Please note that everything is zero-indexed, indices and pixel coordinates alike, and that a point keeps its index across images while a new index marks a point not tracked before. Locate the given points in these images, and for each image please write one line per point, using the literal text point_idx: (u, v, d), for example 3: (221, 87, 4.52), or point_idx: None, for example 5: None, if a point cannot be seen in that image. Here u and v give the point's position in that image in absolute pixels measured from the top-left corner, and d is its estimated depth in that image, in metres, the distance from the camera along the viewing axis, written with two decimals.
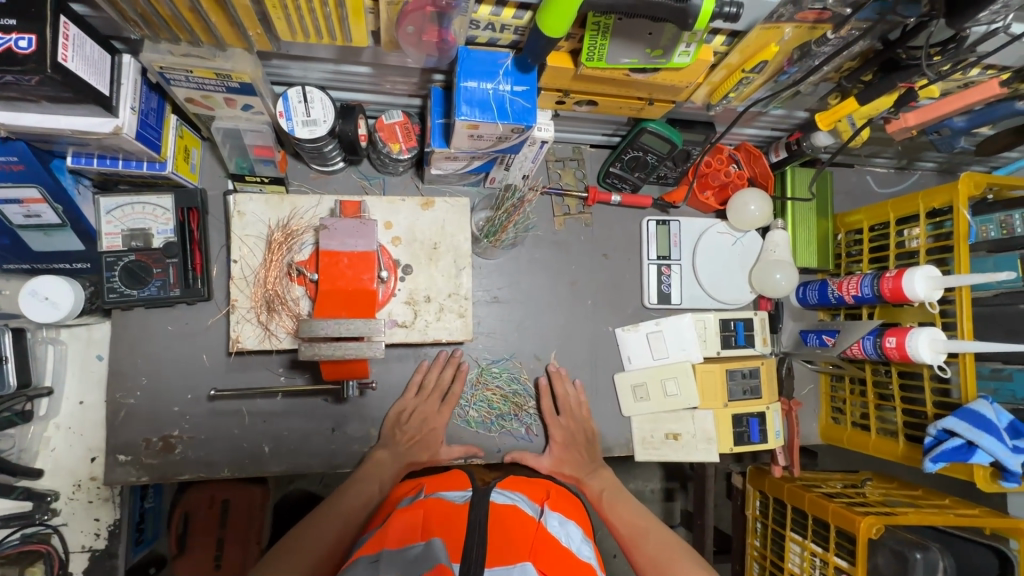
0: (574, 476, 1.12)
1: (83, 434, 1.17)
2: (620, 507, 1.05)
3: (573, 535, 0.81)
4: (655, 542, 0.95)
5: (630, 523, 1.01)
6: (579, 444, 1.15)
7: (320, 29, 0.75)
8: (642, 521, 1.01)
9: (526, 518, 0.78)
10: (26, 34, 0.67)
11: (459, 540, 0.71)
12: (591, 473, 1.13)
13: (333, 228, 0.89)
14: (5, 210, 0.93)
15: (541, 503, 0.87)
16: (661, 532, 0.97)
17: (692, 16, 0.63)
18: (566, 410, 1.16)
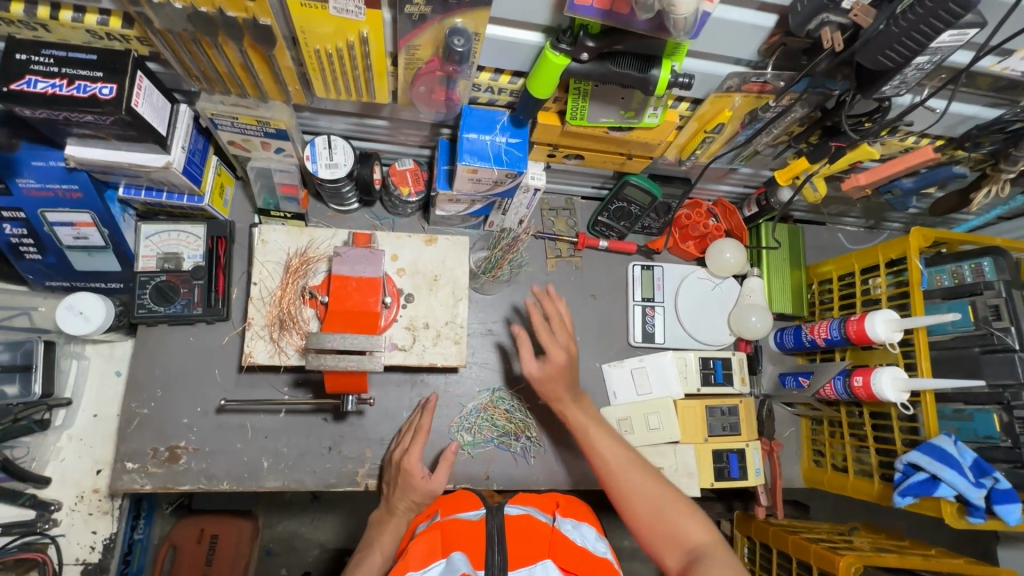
0: (556, 398, 1.04)
1: (92, 446, 1.23)
2: (601, 437, 1.01)
3: (587, 536, 0.91)
4: (645, 480, 0.96)
5: (619, 454, 0.99)
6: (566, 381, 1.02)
7: (348, 87, 0.89)
8: (628, 463, 0.98)
9: (539, 525, 0.90)
10: (109, 84, 0.81)
11: (480, 550, 0.84)
12: (575, 400, 1.04)
13: (345, 255, 1.01)
14: (58, 232, 1.06)
15: (553, 512, 0.97)
16: (646, 471, 0.97)
17: (652, 84, 0.77)
18: (556, 330, 1.03)
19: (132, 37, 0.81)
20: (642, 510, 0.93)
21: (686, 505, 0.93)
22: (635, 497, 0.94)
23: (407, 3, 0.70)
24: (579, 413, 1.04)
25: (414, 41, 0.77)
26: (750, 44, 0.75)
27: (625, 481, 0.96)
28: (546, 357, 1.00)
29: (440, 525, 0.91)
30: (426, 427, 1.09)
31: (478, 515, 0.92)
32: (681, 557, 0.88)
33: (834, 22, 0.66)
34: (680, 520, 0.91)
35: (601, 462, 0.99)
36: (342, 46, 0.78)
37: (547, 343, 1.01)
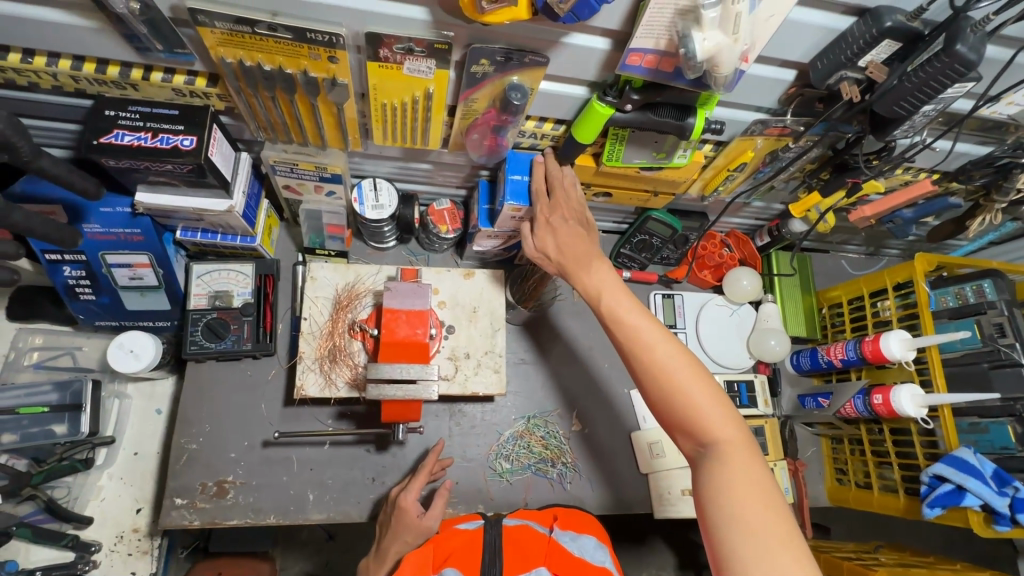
0: (567, 271, 0.95)
1: (132, 485, 1.24)
2: (627, 312, 0.88)
3: (586, 546, 0.92)
4: (671, 362, 0.82)
5: (640, 347, 0.84)
6: (575, 235, 0.95)
7: (405, 134, 0.97)
8: (656, 339, 0.84)
9: (535, 536, 0.94)
10: (189, 136, 0.88)
11: (475, 560, 0.88)
12: (585, 268, 0.93)
13: (395, 290, 1.05)
14: (116, 273, 1.11)
15: (552, 524, 1.01)
16: (680, 362, 0.82)
17: (688, 130, 0.86)
18: (558, 206, 0.96)
19: (214, 94, 0.89)
20: (661, 394, 0.82)
21: (715, 390, 0.81)
22: (656, 390, 0.82)
23: (474, 63, 0.79)
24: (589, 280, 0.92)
25: (473, 95, 0.86)
26: (772, 93, 0.85)
27: (649, 382, 0.83)
28: (550, 236, 0.96)
29: (438, 538, 0.96)
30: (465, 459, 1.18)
31: (477, 525, 0.98)
32: (695, 448, 0.81)
33: (852, 77, 0.75)
34: (707, 410, 0.79)
35: (627, 340, 0.86)
36: (407, 100, 0.86)
37: (545, 223, 0.97)
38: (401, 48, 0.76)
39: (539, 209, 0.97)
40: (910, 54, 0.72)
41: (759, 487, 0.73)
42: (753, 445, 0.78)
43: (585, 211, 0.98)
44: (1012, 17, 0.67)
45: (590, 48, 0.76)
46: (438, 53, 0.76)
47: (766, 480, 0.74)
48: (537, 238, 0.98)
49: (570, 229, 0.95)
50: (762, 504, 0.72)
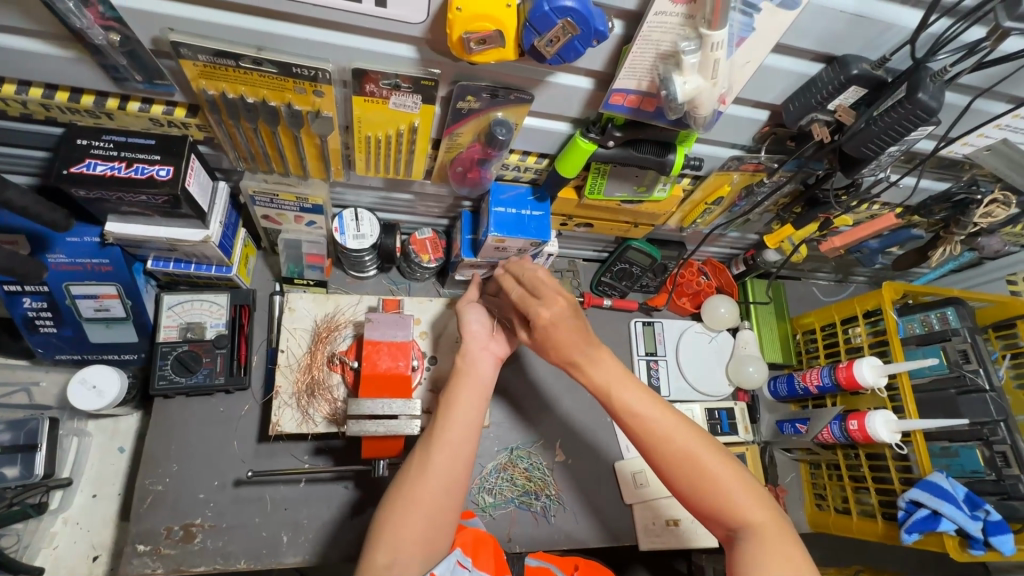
0: (570, 363, 0.90)
1: (90, 530, 1.16)
2: (639, 401, 0.85)
3: None
4: (692, 447, 0.82)
5: (658, 436, 0.83)
6: (571, 326, 0.88)
7: (389, 166, 0.96)
8: (673, 427, 0.83)
9: None
10: (166, 166, 0.86)
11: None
12: (588, 359, 0.88)
13: (376, 321, 1.04)
14: (80, 304, 1.06)
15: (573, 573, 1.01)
16: (701, 447, 0.82)
17: (668, 166, 0.88)
18: (554, 302, 0.89)
19: (193, 125, 0.87)
20: (689, 482, 0.81)
21: (738, 468, 0.82)
22: (684, 477, 0.81)
23: (459, 100, 0.80)
24: (598, 373, 0.88)
25: (458, 130, 0.86)
26: (747, 132, 0.89)
27: (676, 471, 0.81)
28: (547, 331, 0.89)
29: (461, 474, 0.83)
30: (482, 371, 0.94)
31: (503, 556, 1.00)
32: (728, 531, 0.80)
33: (822, 119, 0.80)
34: (734, 493, 0.79)
35: (644, 430, 0.84)
36: (392, 133, 0.86)
37: (545, 321, 0.89)
38: (388, 83, 0.76)
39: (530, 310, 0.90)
40: (877, 99, 0.77)
41: (800, 564, 0.74)
42: (782, 522, 0.78)
43: (578, 299, 0.90)
44: (968, 68, 0.72)
45: (574, 87, 0.78)
46: (425, 88, 0.76)
47: (803, 561, 0.74)
48: (538, 335, 0.90)
49: (570, 323, 0.88)
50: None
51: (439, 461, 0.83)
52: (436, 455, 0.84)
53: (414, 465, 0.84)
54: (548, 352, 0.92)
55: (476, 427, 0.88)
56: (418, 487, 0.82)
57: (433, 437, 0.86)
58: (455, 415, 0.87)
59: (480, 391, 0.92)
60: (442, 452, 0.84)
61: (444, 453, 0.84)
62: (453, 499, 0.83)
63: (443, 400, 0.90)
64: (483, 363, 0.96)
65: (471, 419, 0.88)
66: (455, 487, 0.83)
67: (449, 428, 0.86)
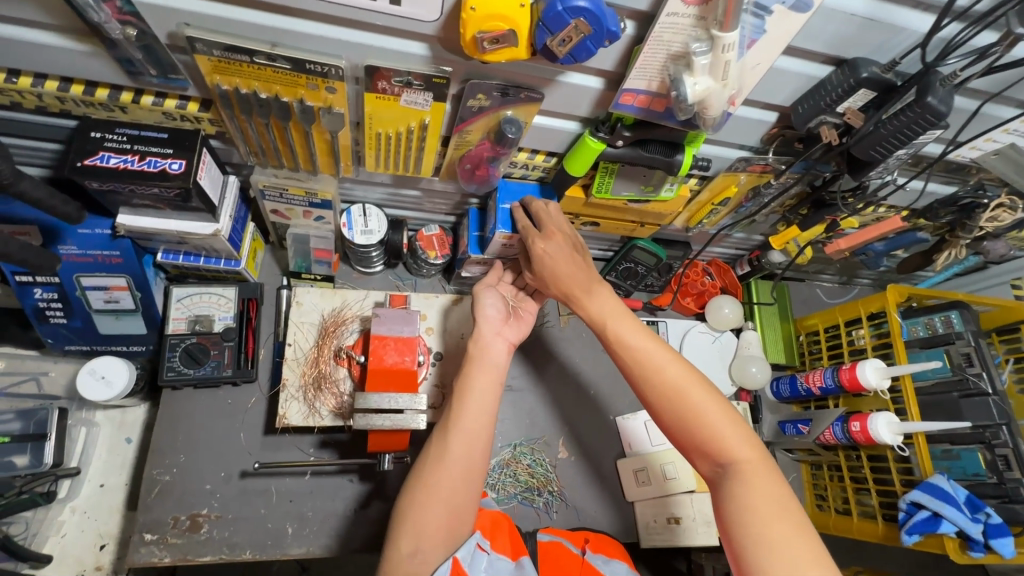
0: (568, 293, 0.95)
1: (97, 519, 1.17)
2: (635, 335, 0.89)
3: (618, 571, 0.94)
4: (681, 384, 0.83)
5: (647, 369, 0.86)
6: (570, 258, 0.94)
7: (398, 163, 0.97)
8: (666, 361, 0.86)
9: (569, 556, 0.96)
10: (179, 160, 0.87)
11: None
12: (587, 291, 0.93)
13: (382, 316, 1.05)
14: (91, 295, 1.07)
15: (583, 546, 1.02)
16: (691, 385, 0.83)
17: (676, 167, 0.89)
18: (551, 236, 0.94)
19: (206, 119, 0.88)
20: (676, 416, 0.83)
21: (728, 410, 0.82)
22: (670, 412, 0.83)
23: (470, 97, 0.80)
24: (594, 303, 0.93)
25: (468, 127, 0.87)
26: (755, 134, 0.89)
27: (663, 405, 0.84)
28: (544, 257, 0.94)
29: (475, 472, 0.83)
30: (492, 353, 0.95)
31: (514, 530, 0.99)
32: (713, 467, 0.80)
33: (831, 122, 0.80)
34: (721, 428, 0.80)
35: (636, 362, 0.87)
36: (403, 130, 0.87)
37: (541, 252, 0.94)
38: (399, 80, 0.77)
39: (531, 242, 0.94)
40: (885, 103, 0.77)
41: (784, 503, 0.73)
42: (769, 463, 0.78)
43: (576, 238, 0.96)
44: (977, 73, 0.72)
45: (585, 87, 0.79)
46: (436, 86, 0.77)
47: (786, 496, 0.74)
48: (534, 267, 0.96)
49: (568, 255, 0.94)
50: (788, 519, 0.72)
51: (456, 448, 0.83)
52: (452, 441, 0.84)
53: (432, 452, 0.84)
54: (547, 285, 0.97)
55: (490, 417, 0.87)
56: (437, 474, 0.81)
57: (449, 423, 0.85)
58: (469, 404, 0.86)
59: (494, 372, 0.92)
60: (457, 438, 0.84)
61: (460, 441, 0.83)
62: (470, 489, 0.82)
63: (458, 388, 0.89)
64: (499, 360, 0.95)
65: (485, 406, 0.87)
66: (473, 477, 0.82)
67: (463, 416, 0.85)
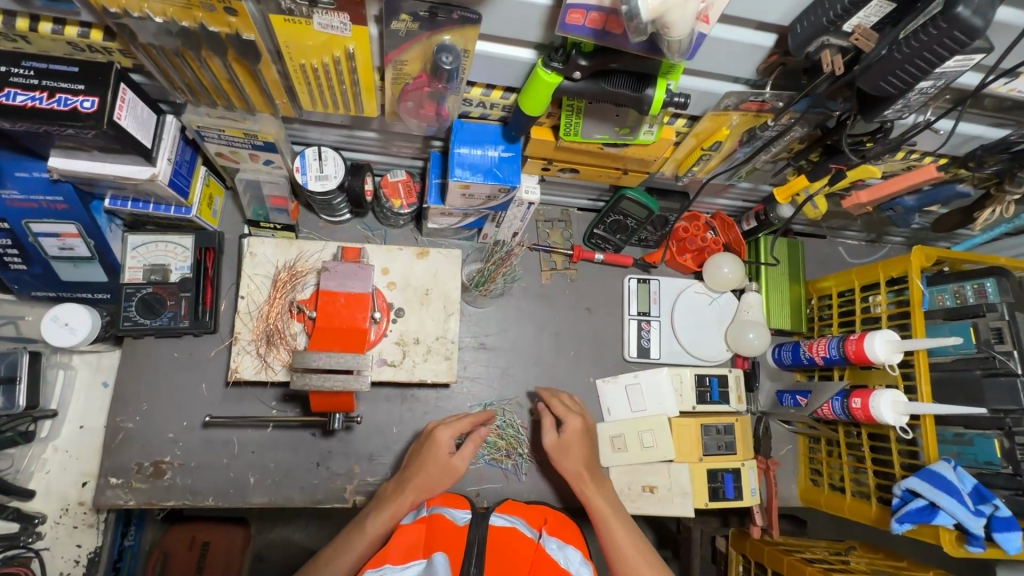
0: (577, 476, 1.07)
1: (78, 458, 1.21)
2: (619, 525, 1.00)
3: (572, 558, 0.87)
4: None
5: (625, 545, 0.97)
6: (581, 444, 1.09)
7: (337, 101, 0.87)
8: (637, 551, 0.97)
9: (523, 541, 0.89)
10: (90, 97, 0.80)
11: (460, 556, 0.85)
12: (593, 483, 1.06)
13: (334, 270, 0.99)
14: (43, 242, 1.04)
15: (540, 529, 0.96)
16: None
17: (646, 104, 0.75)
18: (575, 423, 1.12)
19: (114, 49, 0.79)
20: None
21: None
22: None
23: (393, 19, 0.68)
24: (576, 467, 1.08)
25: (402, 56, 0.75)
26: (748, 61, 0.73)
27: None
28: (444, 469, 1.01)
29: (427, 519, 0.93)
30: (429, 466, 1.01)
31: (465, 520, 0.93)
32: None
33: (835, 44, 0.64)
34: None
35: (613, 547, 0.97)
36: (328, 61, 0.76)
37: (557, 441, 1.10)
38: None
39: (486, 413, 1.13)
40: (904, 18, 0.61)
41: None
42: None
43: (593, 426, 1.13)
44: None
45: (528, 4, 0.65)
46: (351, 6, 0.66)
47: None
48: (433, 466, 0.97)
49: (581, 439, 1.10)
50: None
51: (360, 541, 0.95)
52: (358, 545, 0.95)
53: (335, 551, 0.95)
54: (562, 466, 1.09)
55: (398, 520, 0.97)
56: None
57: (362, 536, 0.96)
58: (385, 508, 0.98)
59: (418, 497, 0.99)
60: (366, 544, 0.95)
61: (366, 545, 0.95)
62: None
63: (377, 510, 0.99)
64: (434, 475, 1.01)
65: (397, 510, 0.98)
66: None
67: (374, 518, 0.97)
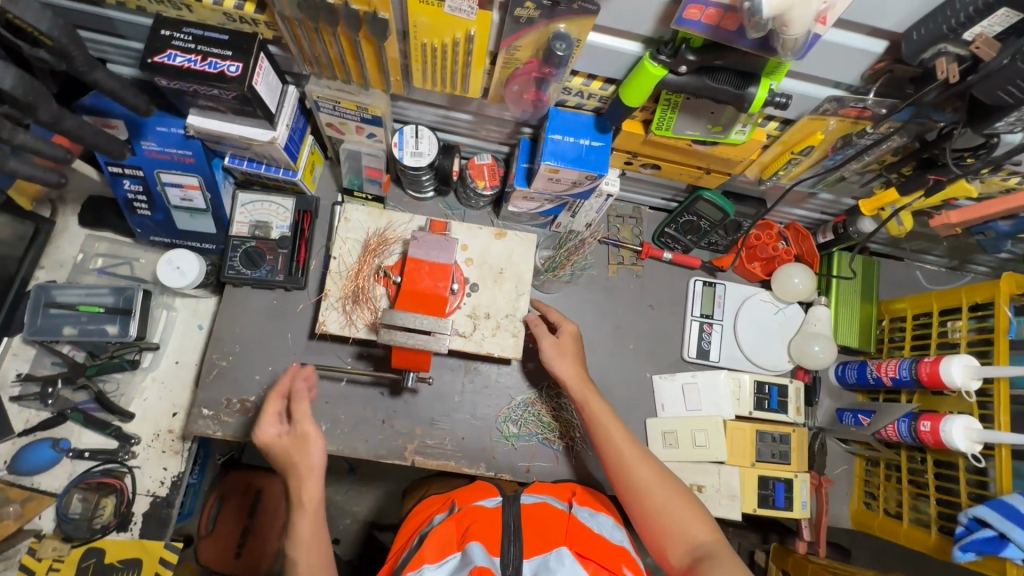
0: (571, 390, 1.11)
1: (171, 390, 1.33)
2: (614, 432, 1.04)
3: (604, 524, 0.96)
4: (654, 482, 0.98)
5: (628, 448, 1.02)
6: (571, 352, 1.14)
7: (447, 81, 0.93)
8: (638, 457, 1.01)
9: (556, 512, 0.94)
10: (236, 62, 0.90)
11: (498, 538, 0.86)
12: (585, 390, 1.10)
13: (421, 240, 1.05)
14: (169, 192, 1.17)
15: (570, 500, 1.03)
16: (658, 481, 0.98)
17: (747, 101, 0.77)
18: (567, 333, 1.17)
19: (262, 21, 0.89)
20: (646, 511, 0.96)
21: (680, 491, 0.98)
22: (643, 510, 0.97)
23: (517, 6, 0.74)
24: (569, 375, 1.11)
25: (517, 42, 0.80)
26: (855, 67, 0.75)
27: (636, 503, 0.97)
28: (297, 444, 0.94)
29: (459, 513, 0.95)
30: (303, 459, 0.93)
31: (495, 503, 0.96)
32: (687, 552, 0.92)
33: (951, 52, 0.65)
34: (686, 519, 0.94)
35: (614, 454, 1.01)
36: (448, 42, 0.83)
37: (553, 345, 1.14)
38: None
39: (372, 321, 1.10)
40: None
41: None
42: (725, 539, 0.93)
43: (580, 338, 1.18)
44: None
45: None
46: None
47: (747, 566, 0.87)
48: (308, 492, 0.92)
49: (571, 348, 1.15)
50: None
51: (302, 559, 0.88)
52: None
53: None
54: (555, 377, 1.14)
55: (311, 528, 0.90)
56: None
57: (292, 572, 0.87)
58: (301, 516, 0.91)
59: (312, 507, 0.92)
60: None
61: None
62: None
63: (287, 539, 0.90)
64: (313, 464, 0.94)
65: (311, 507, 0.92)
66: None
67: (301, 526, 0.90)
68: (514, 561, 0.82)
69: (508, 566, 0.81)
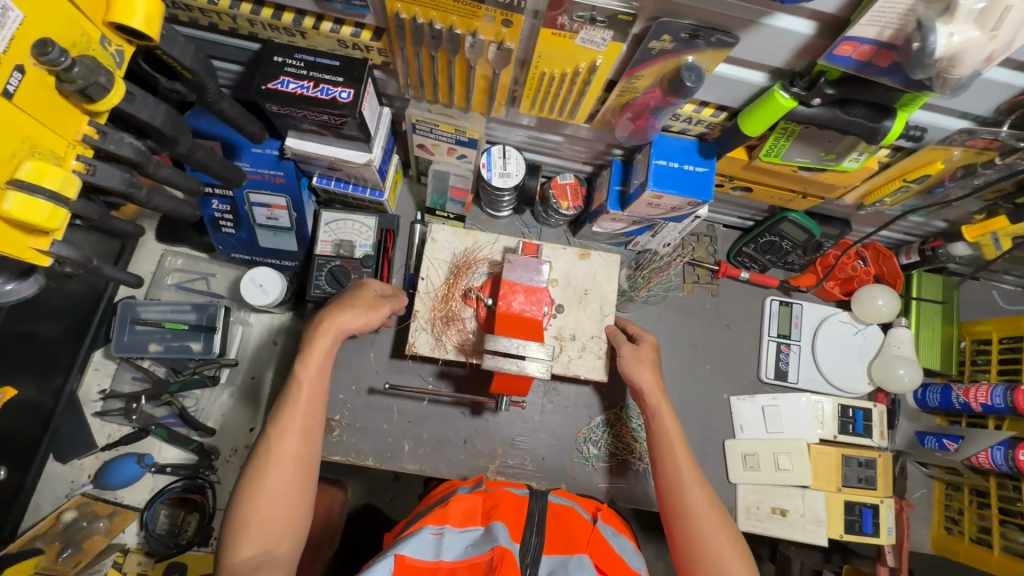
0: (645, 399, 1.09)
1: (248, 407, 1.34)
2: (677, 450, 1.03)
3: (626, 546, 0.91)
4: (704, 508, 0.97)
5: (688, 466, 1.01)
6: (649, 359, 1.11)
7: (554, 107, 0.93)
8: (697, 480, 1.00)
9: (580, 521, 0.92)
10: (348, 89, 0.90)
11: (520, 527, 0.87)
12: (653, 404, 1.08)
13: (512, 262, 1.04)
14: (256, 211, 1.17)
15: (595, 513, 0.99)
16: (705, 509, 0.97)
17: (881, 134, 0.77)
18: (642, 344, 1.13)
19: (375, 48, 0.89)
20: (684, 532, 0.96)
21: (727, 526, 0.96)
22: (682, 530, 0.97)
23: (654, 38, 0.73)
24: (646, 379, 1.09)
25: (640, 72, 0.80)
26: (993, 100, 0.74)
27: (678, 521, 0.98)
28: (367, 302, 1.02)
29: (490, 493, 0.98)
30: (340, 318, 0.98)
31: (523, 493, 0.97)
32: None
33: None
34: (723, 555, 0.93)
35: (673, 472, 1.01)
36: (569, 71, 0.82)
37: (628, 353, 1.10)
38: (581, 15, 0.71)
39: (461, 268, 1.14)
40: None
41: None
42: None
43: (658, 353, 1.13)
44: None
45: (791, 32, 0.68)
46: (621, 25, 0.71)
47: None
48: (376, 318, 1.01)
49: (648, 354, 1.11)
50: None
51: (292, 417, 0.92)
52: (293, 417, 0.92)
53: (276, 421, 0.91)
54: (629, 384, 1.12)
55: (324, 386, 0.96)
56: (278, 477, 0.87)
57: (293, 392, 0.93)
58: (308, 365, 0.95)
59: (334, 335, 0.97)
60: (298, 408, 0.92)
61: (298, 414, 0.92)
62: (305, 486, 0.90)
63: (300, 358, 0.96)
64: (344, 317, 0.98)
65: (318, 372, 0.95)
66: (308, 448, 0.91)
67: (302, 380, 0.94)
68: (531, 553, 0.83)
69: (527, 556, 0.83)
